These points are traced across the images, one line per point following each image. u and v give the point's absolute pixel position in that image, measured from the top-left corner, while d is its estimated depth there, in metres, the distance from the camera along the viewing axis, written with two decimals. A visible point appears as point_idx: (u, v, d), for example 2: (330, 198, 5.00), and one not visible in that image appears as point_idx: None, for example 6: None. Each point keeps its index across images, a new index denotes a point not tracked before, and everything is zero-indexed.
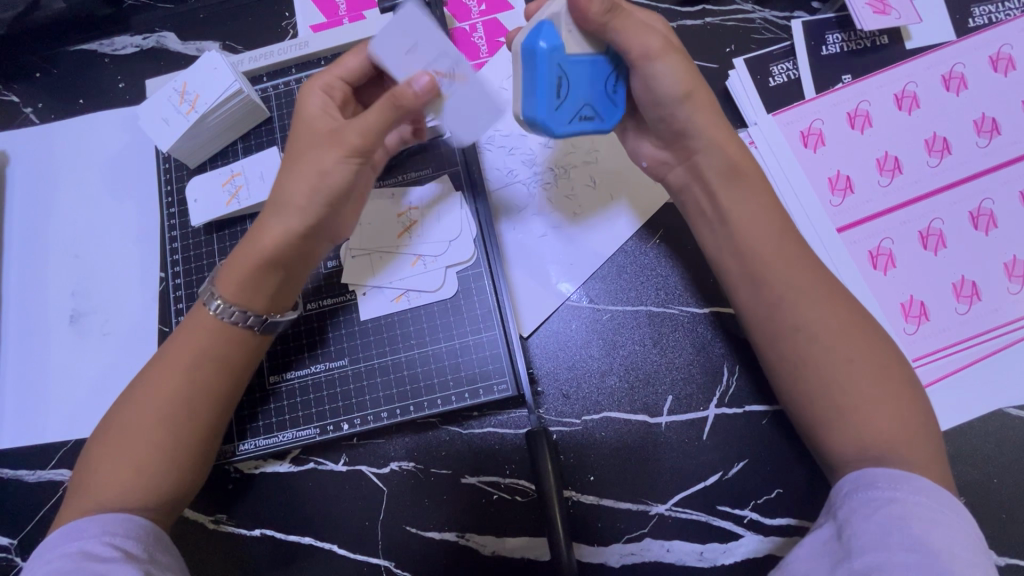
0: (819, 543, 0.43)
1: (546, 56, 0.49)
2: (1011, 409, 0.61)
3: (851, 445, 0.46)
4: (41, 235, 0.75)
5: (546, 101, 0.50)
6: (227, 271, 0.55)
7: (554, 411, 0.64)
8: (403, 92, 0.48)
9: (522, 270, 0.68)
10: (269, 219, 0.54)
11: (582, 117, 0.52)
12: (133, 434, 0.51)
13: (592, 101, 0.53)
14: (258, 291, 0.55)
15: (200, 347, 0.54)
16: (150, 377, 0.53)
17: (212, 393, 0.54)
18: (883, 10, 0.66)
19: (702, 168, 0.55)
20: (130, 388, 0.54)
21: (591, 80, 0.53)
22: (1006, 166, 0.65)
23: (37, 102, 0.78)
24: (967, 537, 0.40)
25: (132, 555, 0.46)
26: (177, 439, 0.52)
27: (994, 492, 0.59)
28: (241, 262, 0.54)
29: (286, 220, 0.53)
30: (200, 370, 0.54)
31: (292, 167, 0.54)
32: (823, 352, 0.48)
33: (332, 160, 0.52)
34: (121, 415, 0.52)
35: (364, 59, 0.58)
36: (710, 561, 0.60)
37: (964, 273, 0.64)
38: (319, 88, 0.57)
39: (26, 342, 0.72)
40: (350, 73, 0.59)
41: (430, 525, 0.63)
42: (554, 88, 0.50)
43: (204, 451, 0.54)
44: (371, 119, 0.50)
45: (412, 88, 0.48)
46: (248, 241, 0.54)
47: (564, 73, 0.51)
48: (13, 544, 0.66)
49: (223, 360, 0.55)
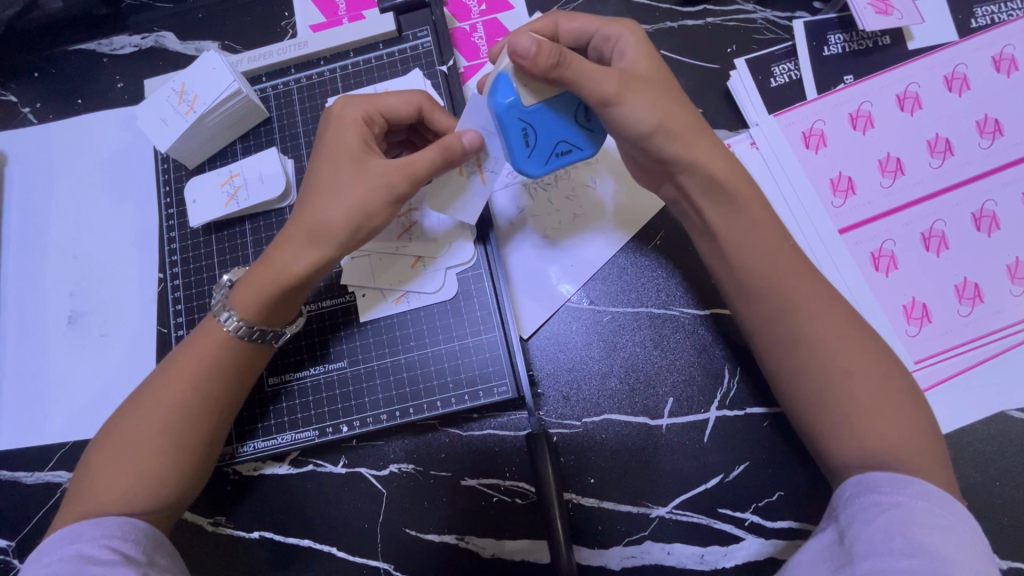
0: (821, 548, 0.43)
1: (504, 113, 0.51)
2: (1013, 412, 0.60)
3: (853, 449, 0.46)
4: (39, 235, 0.75)
5: (515, 154, 0.52)
6: (245, 289, 0.54)
7: (555, 413, 0.64)
8: (455, 145, 0.53)
9: (523, 272, 0.68)
10: (295, 244, 0.53)
11: (558, 155, 0.53)
12: (137, 441, 0.51)
13: (566, 136, 0.53)
14: (276, 314, 0.55)
15: (205, 355, 0.54)
16: (154, 384, 0.53)
17: (215, 402, 0.54)
18: (885, 10, 0.66)
19: (687, 189, 0.54)
20: (135, 393, 0.54)
21: (561, 117, 0.52)
22: (1008, 168, 0.65)
23: (35, 101, 0.77)
24: (970, 542, 0.39)
25: (130, 558, 0.46)
26: (181, 446, 0.52)
27: (996, 496, 0.59)
28: (267, 286, 0.53)
29: (319, 250, 0.52)
30: (205, 378, 0.53)
31: (325, 193, 0.53)
32: (824, 355, 0.48)
33: (374, 194, 0.52)
34: (124, 421, 0.52)
35: (413, 106, 0.58)
36: (710, 563, 0.60)
37: (966, 275, 0.63)
38: (359, 116, 0.55)
39: (24, 342, 0.72)
40: (390, 108, 0.57)
41: (429, 528, 0.63)
42: (520, 139, 0.52)
43: (207, 459, 0.54)
44: (420, 161, 0.52)
45: (462, 142, 0.53)
46: (273, 264, 0.53)
47: (527, 123, 0.51)
48: (10, 545, 0.66)
49: (228, 368, 0.54)
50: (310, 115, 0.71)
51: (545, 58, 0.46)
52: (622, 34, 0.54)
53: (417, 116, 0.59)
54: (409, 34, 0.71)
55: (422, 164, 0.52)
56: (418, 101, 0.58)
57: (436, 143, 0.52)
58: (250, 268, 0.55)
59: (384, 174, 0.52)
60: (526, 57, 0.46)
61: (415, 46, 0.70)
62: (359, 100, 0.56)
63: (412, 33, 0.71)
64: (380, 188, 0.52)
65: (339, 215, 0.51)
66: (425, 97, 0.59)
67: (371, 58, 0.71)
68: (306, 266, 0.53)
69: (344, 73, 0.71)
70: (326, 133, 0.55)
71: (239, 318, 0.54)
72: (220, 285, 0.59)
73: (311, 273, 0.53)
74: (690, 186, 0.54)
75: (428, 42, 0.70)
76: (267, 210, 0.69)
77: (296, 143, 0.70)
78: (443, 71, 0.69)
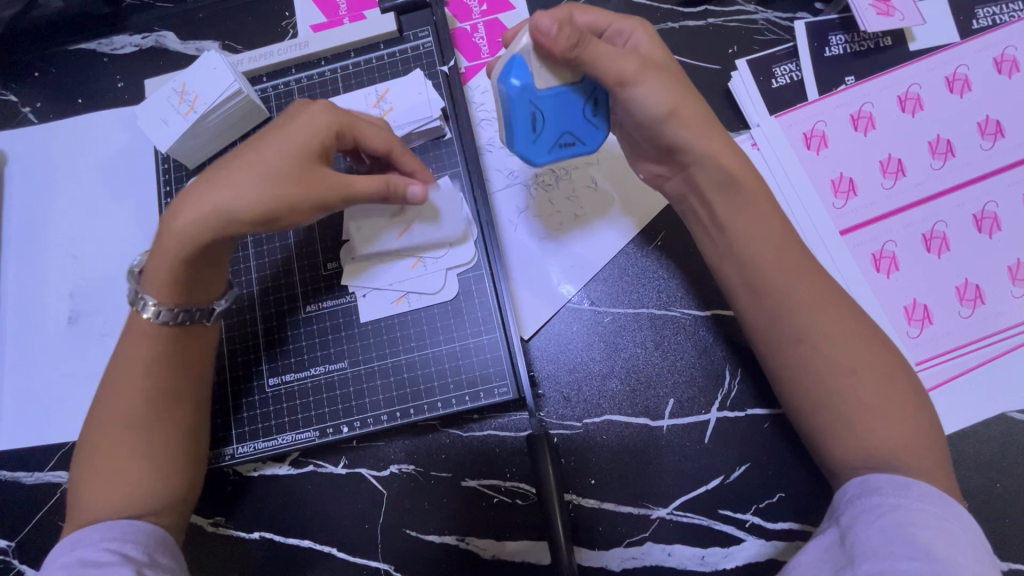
0: (822, 549, 0.43)
1: (516, 95, 0.52)
2: (1013, 414, 0.60)
3: (854, 450, 0.46)
4: (40, 235, 0.75)
5: (520, 140, 0.54)
6: (157, 263, 0.51)
7: (556, 414, 0.64)
8: (399, 189, 0.56)
9: (523, 272, 0.68)
10: (201, 212, 0.49)
11: (562, 145, 0.55)
12: (107, 451, 0.51)
13: (573, 128, 0.55)
14: (181, 289, 0.52)
15: (151, 354, 0.53)
16: (107, 396, 0.53)
17: (166, 395, 0.53)
18: (886, 11, 0.66)
19: (697, 176, 0.54)
20: (94, 408, 0.54)
21: (570, 106, 0.53)
22: (1009, 169, 0.65)
23: (36, 101, 0.77)
24: (972, 544, 0.39)
25: (132, 558, 0.46)
26: (153, 445, 0.52)
27: (996, 497, 0.59)
28: (172, 257, 0.50)
29: (226, 228, 0.49)
30: (150, 376, 0.53)
31: (246, 166, 0.49)
32: (827, 356, 0.48)
33: (293, 187, 0.49)
34: (93, 435, 0.52)
35: (385, 144, 0.58)
36: (711, 565, 0.60)
37: (967, 277, 0.63)
38: (327, 119, 0.53)
39: (23, 343, 0.72)
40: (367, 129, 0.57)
41: (429, 529, 0.63)
42: (528, 124, 0.53)
43: (185, 448, 0.54)
44: (361, 188, 0.53)
45: (405, 193, 0.56)
46: (174, 230, 0.50)
47: (538, 107, 0.52)
48: (9, 546, 0.66)
49: (172, 362, 0.54)
50: None
51: (565, 38, 0.48)
52: (635, 30, 0.56)
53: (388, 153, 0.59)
54: (410, 34, 0.71)
55: (360, 191, 0.53)
56: (392, 143, 0.58)
57: (384, 181, 0.55)
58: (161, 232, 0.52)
59: (321, 184, 0.51)
60: (546, 35, 0.48)
61: (415, 47, 0.70)
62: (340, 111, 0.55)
63: (413, 33, 0.71)
64: (307, 190, 0.50)
65: (248, 197, 0.48)
66: (400, 146, 0.60)
67: (372, 58, 0.71)
68: (207, 239, 0.49)
69: (344, 73, 0.71)
70: (288, 121, 0.53)
71: (157, 299, 0.53)
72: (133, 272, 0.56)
73: (210, 246, 0.50)
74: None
75: (429, 42, 0.70)
76: None
77: None
78: (445, 71, 0.69)
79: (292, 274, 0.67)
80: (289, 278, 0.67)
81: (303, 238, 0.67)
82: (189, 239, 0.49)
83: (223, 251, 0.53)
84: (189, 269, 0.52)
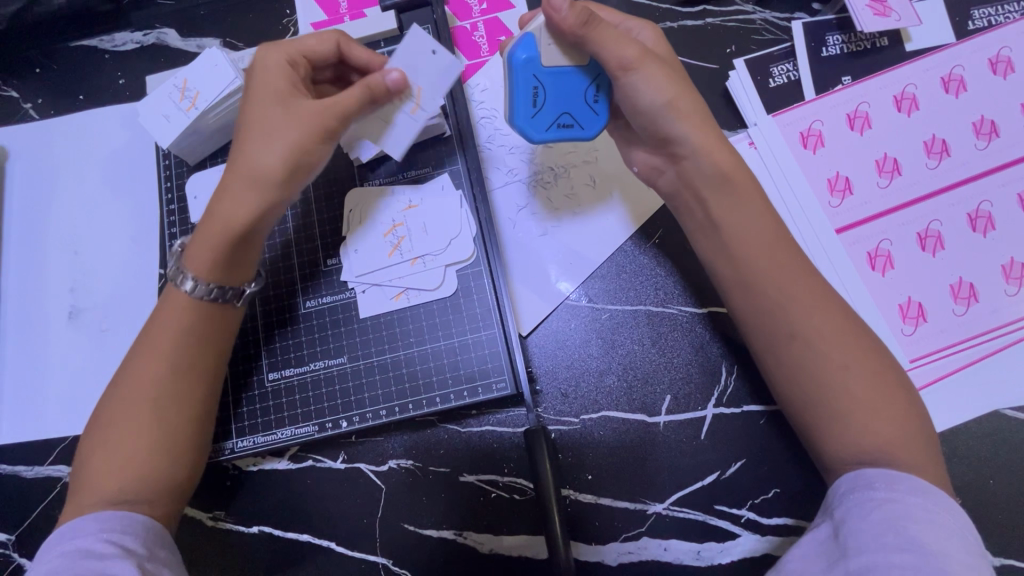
0: (815, 544, 0.44)
1: (520, 68, 0.53)
2: (1007, 411, 0.61)
3: (847, 446, 0.46)
4: (40, 231, 0.75)
5: (520, 113, 0.54)
6: (199, 246, 0.54)
7: (553, 409, 0.65)
8: (378, 85, 0.51)
9: (521, 269, 0.68)
10: (235, 190, 0.53)
11: (559, 125, 0.55)
12: (125, 422, 0.51)
13: (573, 110, 0.55)
14: (236, 266, 0.55)
15: (175, 330, 0.54)
16: (130, 368, 0.53)
17: (191, 371, 0.54)
18: (882, 12, 0.66)
19: (691, 177, 0.55)
20: (115, 379, 0.54)
21: (572, 88, 0.54)
22: (1003, 169, 0.65)
23: (37, 97, 0.77)
24: (963, 537, 0.40)
25: (131, 551, 0.46)
26: (171, 415, 0.52)
27: (989, 493, 0.59)
28: (212, 235, 0.53)
29: (257, 192, 0.52)
30: (179, 351, 0.53)
31: (257, 135, 0.52)
32: (820, 352, 0.48)
33: (307, 134, 0.52)
34: (108, 409, 0.52)
35: (331, 42, 0.58)
36: (707, 560, 0.61)
37: (962, 275, 0.64)
38: (283, 62, 0.55)
39: (24, 338, 0.72)
40: (312, 52, 0.58)
41: (427, 523, 0.63)
42: (529, 98, 0.54)
43: (193, 436, 0.54)
44: (351, 100, 0.51)
45: (385, 83, 0.51)
46: (215, 214, 0.53)
47: (540, 82, 0.53)
48: (10, 539, 0.66)
49: (202, 340, 0.55)
50: None
51: (574, 17, 0.49)
52: (643, 28, 0.57)
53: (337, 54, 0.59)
54: (410, 32, 0.71)
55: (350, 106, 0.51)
56: (336, 39, 0.58)
57: (359, 82, 0.51)
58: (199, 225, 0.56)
59: (310, 112, 0.52)
60: (556, 10, 0.49)
61: None
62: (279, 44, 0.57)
63: None
64: (310, 127, 0.52)
65: (276, 156, 0.52)
66: (341, 35, 0.59)
67: None
68: (257, 213, 0.53)
69: None
70: (249, 78, 0.55)
71: (193, 275, 0.54)
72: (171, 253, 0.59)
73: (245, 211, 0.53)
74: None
75: None
76: None
77: None
78: None
79: (292, 269, 0.67)
80: (289, 274, 0.67)
81: (303, 234, 0.68)
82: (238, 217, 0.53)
83: (265, 228, 0.56)
84: (239, 246, 0.54)
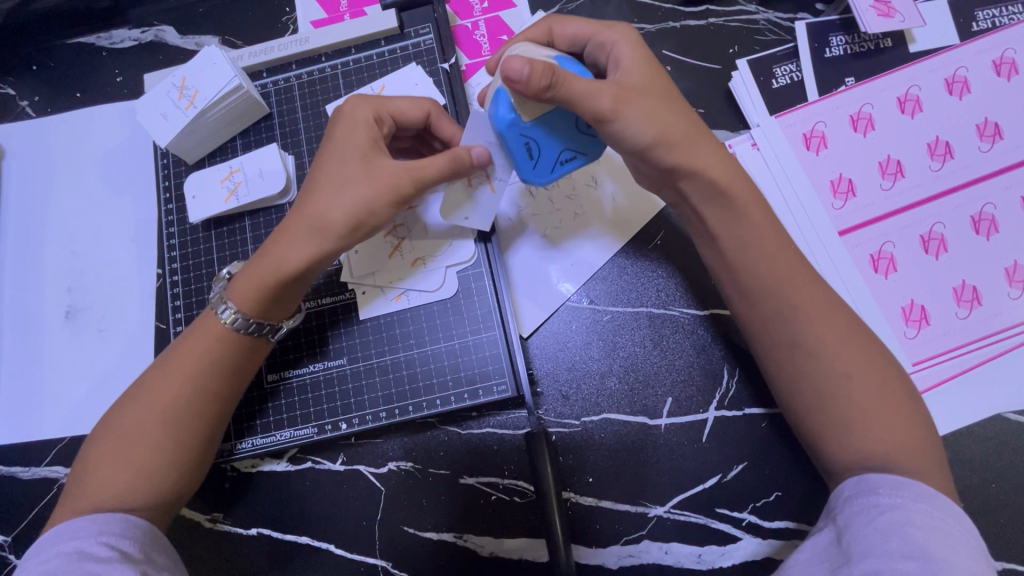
0: (818, 549, 0.43)
1: (506, 129, 0.52)
2: (1009, 415, 0.61)
3: (853, 451, 0.46)
4: (37, 230, 0.74)
5: (522, 168, 0.54)
6: (246, 280, 0.53)
7: (554, 412, 0.64)
8: (464, 158, 0.53)
9: (522, 273, 0.68)
10: (297, 237, 0.52)
11: (563, 164, 0.54)
12: (140, 433, 0.51)
13: (570, 145, 0.54)
14: (276, 308, 0.55)
15: (205, 349, 0.54)
16: (149, 383, 0.53)
17: (215, 396, 0.54)
18: (887, 13, 0.66)
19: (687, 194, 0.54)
20: (134, 385, 0.54)
21: (560, 129, 0.52)
22: (1007, 171, 0.65)
23: (33, 94, 0.77)
24: (968, 544, 0.39)
25: (128, 555, 0.46)
26: (187, 432, 0.52)
27: (991, 497, 0.59)
28: (267, 277, 0.53)
29: (319, 243, 0.52)
30: (204, 371, 0.53)
31: (330, 186, 0.52)
32: (823, 359, 0.48)
33: (379, 194, 0.52)
34: (120, 417, 0.52)
35: (422, 111, 0.58)
36: (708, 563, 0.60)
37: (965, 278, 0.64)
38: (370, 115, 0.55)
39: (20, 338, 0.72)
40: (400, 113, 0.57)
41: (428, 526, 0.63)
42: (525, 153, 0.53)
43: (205, 451, 0.54)
44: (440, 171, 0.52)
45: (471, 157, 0.54)
46: (271, 254, 0.53)
47: (529, 137, 0.52)
48: (6, 541, 0.66)
49: (232, 363, 0.55)
50: (311, 109, 0.71)
51: (538, 79, 0.46)
52: (617, 41, 0.54)
53: (425, 122, 0.59)
54: (411, 31, 0.71)
55: (432, 171, 0.52)
56: (428, 108, 0.58)
57: (447, 152, 0.53)
58: (251, 258, 0.55)
59: (390, 175, 0.52)
60: (518, 79, 0.46)
61: (416, 44, 0.70)
62: (370, 100, 0.56)
63: (413, 30, 0.71)
64: (387, 187, 0.52)
65: (345, 210, 0.51)
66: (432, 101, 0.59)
67: (372, 56, 0.71)
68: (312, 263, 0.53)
69: (345, 70, 0.71)
70: (335, 130, 0.55)
71: (237, 308, 0.54)
72: (220, 279, 0.59)
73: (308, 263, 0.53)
74: (694, 186, 0.54)
75: (430, 39, 0.70)
76: (266, 207, 0.68)
77: (296, 139, 0.70)
78: (445, 69, 0.69)
79: None
80: None
81: None
82: (294, 266, 0.52)
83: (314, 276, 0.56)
84: (281, 290, 0.54)
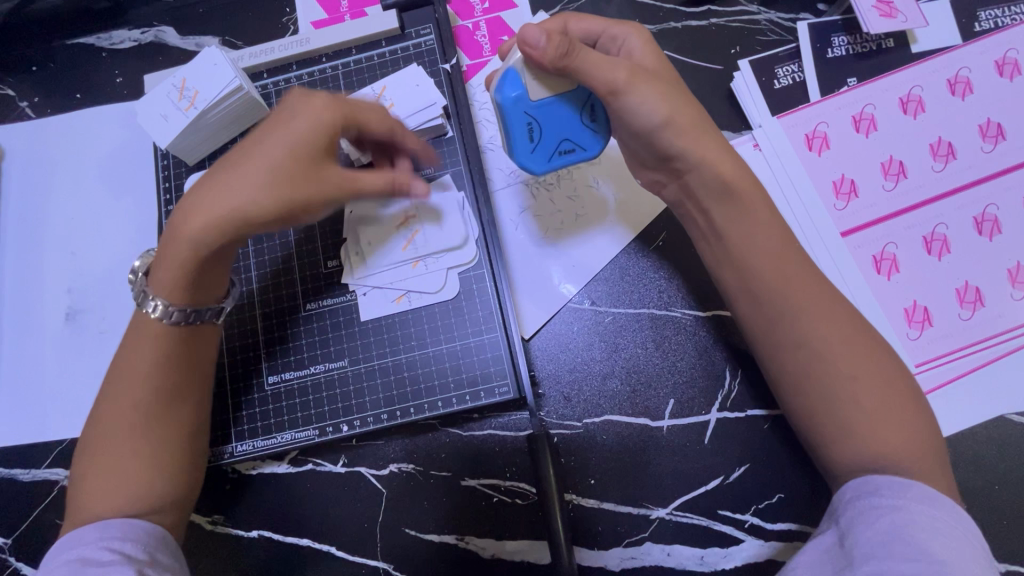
0: (821, 551, 0.43)
1: (511, 106, 0.53)
2: (1013, 416, 0.61)
3: (856, 454, 0.46)
4: (36, 232, 0.74)
5: (518, 149, 0.54)
6: (166, 257, 0.51)
7: (555, 413, 0.64)
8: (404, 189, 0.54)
9: (523, 273, 0.68)
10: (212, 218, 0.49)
11: (562, 153, 0.55)
12: (121, 438, 0.51)
13: (571, 136, 0.55)
14: (192, 291, 0.53)
15: (160, 344, 0.53)
16: (115, 388, 0.52)
17: (182, 390, 0.54)
18: (889, 13, 0.65)
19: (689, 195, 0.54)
20: (101, 395, 0.53)
21: (565, 117, 0.54)
22: (1010, 172, 0.65)
23: (33, 95, 0.77)
24: (972, 547, 0.39)
25: (131, 557, 0.45)
26: (163, 430, 0.52)
27: (994, 499, 0.59)
28: (183, 259, 0.51)
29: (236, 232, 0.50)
30: (167, 367, 0.53)
31: (258, 173, 0.49)
32: (826, 360, 0.48)
33: (308, 196, 0.50)
34: (99, 429, 0.51)
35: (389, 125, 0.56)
36: (710, 565, 0.60)
37: (967, 279, 0.63)
38: (336, 113, 0.51)
39: (20, 340, 0.71)
40: (369, 117, 0.54)
41: (429, 528, 0.63)
42: (525, 134, 0.54)
43: (189, 447, 0.54)
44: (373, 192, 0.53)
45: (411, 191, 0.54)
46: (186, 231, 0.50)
47: (532, 118, 0.53)
48: (7, 543, 0.66)
49: (191, 355, 0.55)
50: None
51: (554, 48, 0.48)
52: (629, 36, 0.54)
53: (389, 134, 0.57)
54: (412, 31, 0.71)
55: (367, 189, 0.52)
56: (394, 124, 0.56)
57: (389, 175, 0.53)
58: (169, 231, 0.52)
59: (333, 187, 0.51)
60: (535, 47, 0.48)
61: (417, 44, 0.70)
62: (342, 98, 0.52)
63: (414, 31, 0.71)
64: (326, 202, 0.51)
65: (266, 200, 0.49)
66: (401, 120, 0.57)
67: (373, 56, 0.71)
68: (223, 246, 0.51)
69: (346, 70, 0.71)
70: (290, 116, 0.51)
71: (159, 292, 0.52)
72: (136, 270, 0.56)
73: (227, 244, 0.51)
74: (696, 186, 0.53)
75: (430, 40, 0.70)
76: None
77: None
78: (446, 69, 0.69)
79: (292, 272, 0.67)
80: (289, 277, 0.67)
81: (303, 235, 0.67)
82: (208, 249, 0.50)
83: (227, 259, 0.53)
84: (194, 272, 0.52)
